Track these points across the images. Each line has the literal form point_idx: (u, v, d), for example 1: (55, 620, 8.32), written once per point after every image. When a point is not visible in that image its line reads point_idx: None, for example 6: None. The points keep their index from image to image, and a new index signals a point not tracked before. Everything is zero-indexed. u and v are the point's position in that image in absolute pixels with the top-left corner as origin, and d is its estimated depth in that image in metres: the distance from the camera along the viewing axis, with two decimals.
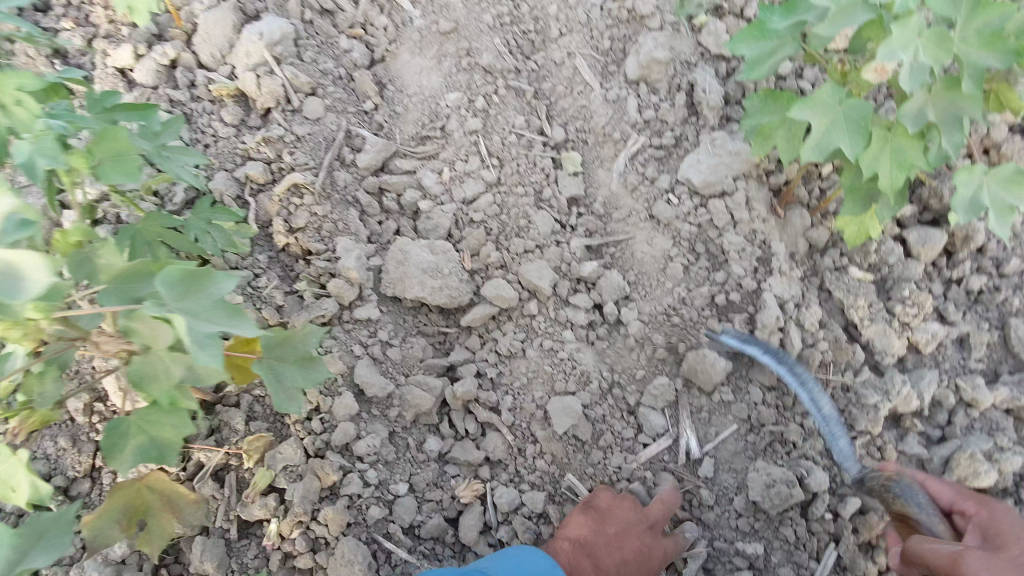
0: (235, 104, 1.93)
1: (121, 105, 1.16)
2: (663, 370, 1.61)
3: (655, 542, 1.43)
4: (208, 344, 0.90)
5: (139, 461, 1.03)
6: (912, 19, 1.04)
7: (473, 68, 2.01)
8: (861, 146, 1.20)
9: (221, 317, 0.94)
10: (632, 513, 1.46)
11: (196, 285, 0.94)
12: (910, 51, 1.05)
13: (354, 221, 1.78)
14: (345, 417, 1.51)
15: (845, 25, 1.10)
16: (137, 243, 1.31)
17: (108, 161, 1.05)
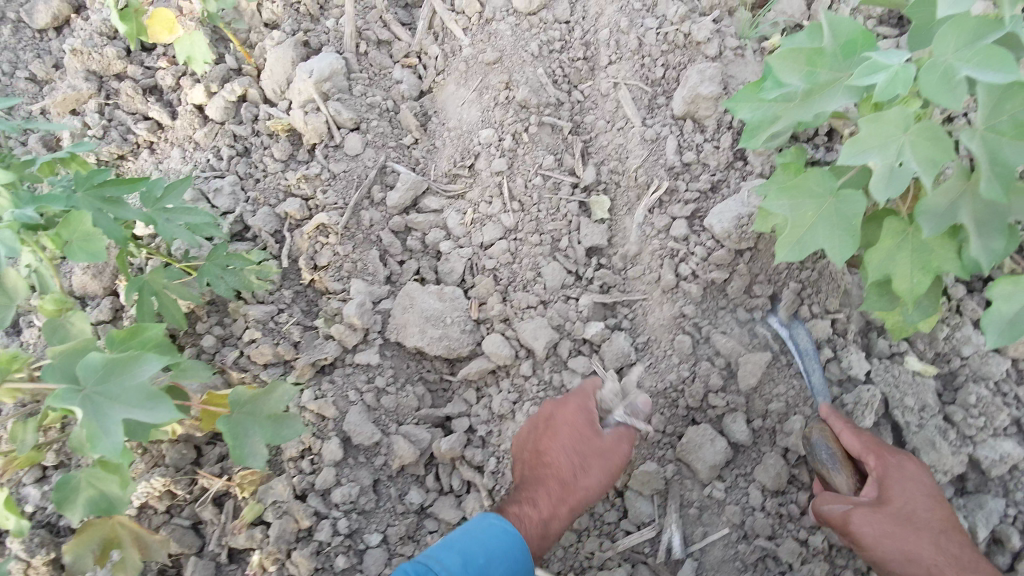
0: (287, 138, 2.04)
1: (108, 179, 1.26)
2: (654, 455, 1.46)
3: (563, 409, 1.41)
4: (111, 430, 1.02)
5: (88, 512, 1.16)
6: (890, 111, 0.86)
7: (510, 102, 1.92)
8: (851, 249, 0.99)
9: (134, 401, 1.03)
10: (529, 422, 1.45)
11: (121, 369, 1.05)
12: (888, 152, 0.86)
13: (374, 261, 1.83)
14: (330, 461, 1.57)
15: (818, 109, 1.01)
16: (144, 292, 1.45)
17: (75, 244, 1.16)
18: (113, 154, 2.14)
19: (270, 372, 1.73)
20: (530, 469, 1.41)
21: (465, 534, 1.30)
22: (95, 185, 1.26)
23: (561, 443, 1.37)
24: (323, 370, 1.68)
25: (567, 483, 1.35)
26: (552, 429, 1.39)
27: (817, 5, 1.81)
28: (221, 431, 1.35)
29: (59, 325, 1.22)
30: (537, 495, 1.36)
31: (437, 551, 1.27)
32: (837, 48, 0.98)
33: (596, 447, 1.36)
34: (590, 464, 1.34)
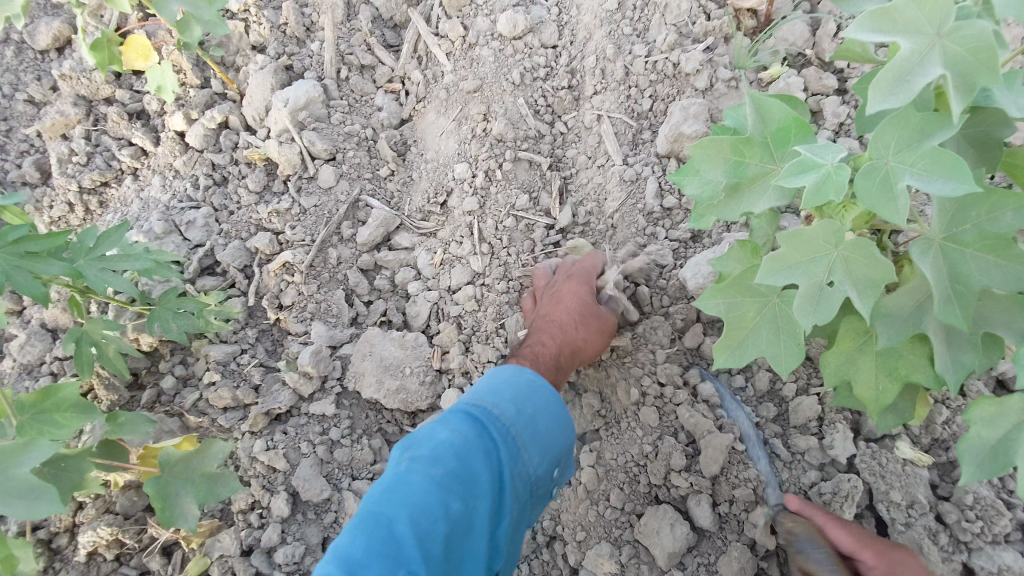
0: (263, 169, 1.97)
1: (23, 237, 1.29)
2: (609, 535, 1.35)
3: (567, 285, 1.51)
4: None
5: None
6: (815, 229, 0.82)
7: (487, 135, 1.82)
8: (791, 354, 0.99)
9: (12, 493, 1.02)
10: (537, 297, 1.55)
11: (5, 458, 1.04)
12: (817, 269, 0.84)
13: (338, 302, 1.76)
14: (278, 517, 1.52)
15: (745, 208, 0.96)
16: (82, 342, 1.49)
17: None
18: (96, 181, 2.10)
19: (228, 417, 1.66)
20: (536, 326, 1.48)
21: (507, 379, 1.25)
22: (11, 242, 1.28)
23: (569, 301, 1.46)
24: (277, 419, 1.62)
25: (568, 332, 1.41)
26: (559, 294, 1.49)
27: (821, 32, 1.64)
28: (149, 494, 1.31)
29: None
30: (542, 337, 1.42)
31: (479, 393, 1.22)
32: (768, 138, 0.93)
33: (596, 316, 1.45)
34: (589, 326, 1.43)
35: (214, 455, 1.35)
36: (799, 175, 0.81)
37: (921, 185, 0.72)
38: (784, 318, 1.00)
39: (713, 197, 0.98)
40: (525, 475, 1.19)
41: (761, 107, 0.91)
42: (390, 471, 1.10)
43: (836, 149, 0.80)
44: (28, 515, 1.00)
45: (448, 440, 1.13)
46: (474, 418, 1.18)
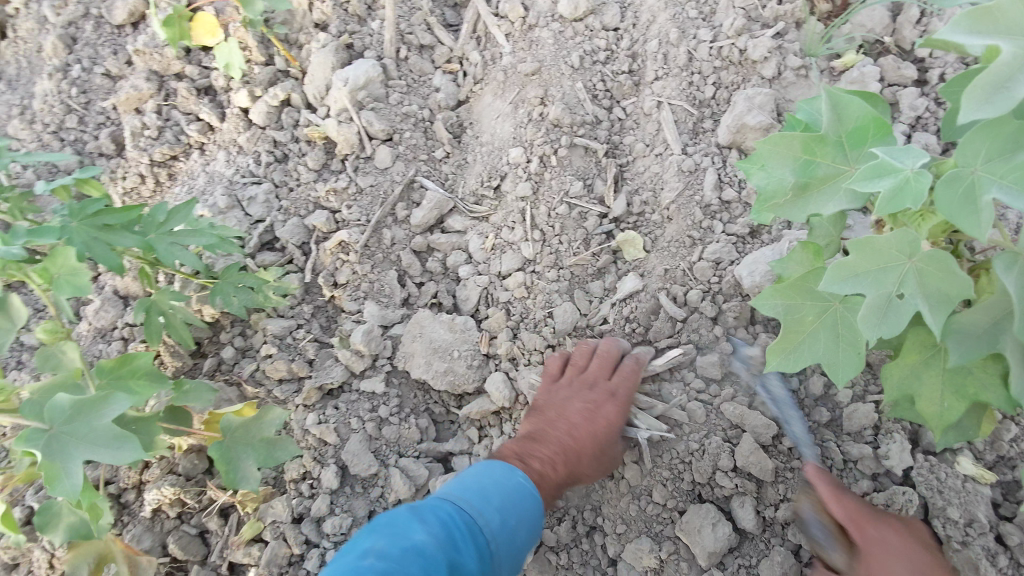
0: (322, 147, 2.01)
1: (102, 210, 1.33)
2: (649, 530, 1.37)
3: (603, 398, 1.41)
4: (73, 472, 1.09)
5: (70, 536, 1.28)
6: (890, 239, 0.85)
7: (543, 120, 1.81)
8: (846, 367, 1.01)
9: (101, 441, 1.10)
10: (564, 382, 1.45)
11: (88, 413, 1.12)
12: (887, 281, 0.86)
13: (391, 283, 1.79)
14: (327, 489, 1.58)
15: (811, 210, 0.97)
16: (151, 312, 1.55)
17: (61, 278, 1.30)
18: (166, 154, 2.18)
19: (283, 388, 1.73)
20: (554, 430, 1.38)
21: (495, 484, 1.25)
22: (89, 215, 1.32)
23: (599, 429, 1.37)
24: (328, 393, 1.67)
25: (581, 460, 1.35)
26: (593, 410, 1.40)
27: (902, 18, 1.56)
28: (213, 457, 1.38)
29: (52, 353, 1.30)
30: (555, 456, 1.34)
31: (459, 493, 1.22)
32: (843, 138, 0.94)
33: (614, 457, 1.38)
34: (603, 463, 1.37)
35: (275, 422, 1.41)
36: (875, 179, 0.82)
37: (1009, 199, 0.76)
38: (845, 327, 1.01)
39: (781, 194, 0.99)
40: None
41: (838, 103, 0.92)
42: (354, 560, 1.06)
43: (917, 153, 0.81)
44: (112, 462, 1.09)
45: (421, 544, 1.09)
46: (453, 522, 1.16)
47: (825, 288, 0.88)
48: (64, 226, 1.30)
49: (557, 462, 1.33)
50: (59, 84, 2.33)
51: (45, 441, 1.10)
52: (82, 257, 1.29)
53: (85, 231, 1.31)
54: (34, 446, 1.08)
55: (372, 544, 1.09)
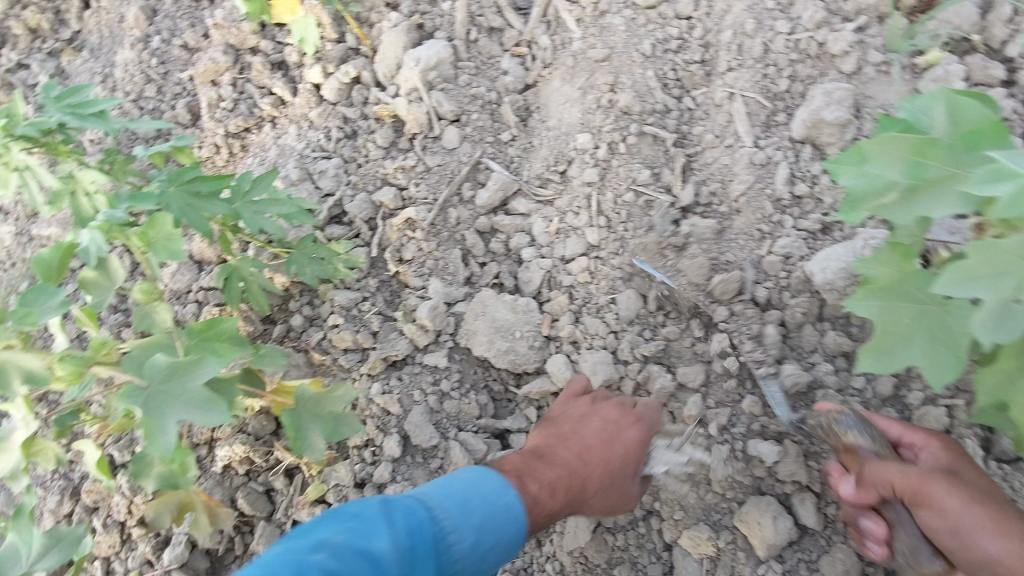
0: (390, 125, 2.06)
1: (197, 177, 1.39)
2: (708, 518, 1.41)
3: (622, 428, 1.37)
4: (166, 430, 1.14)
5: (159, 485, 1.36)
6: (1006, 246, 0.97)
7: (612, 107, 1.82)
8: (937, 370, 1.07)
9: (191, 403, 1.15)
10: (586, 408, 1.42)
11: (183, 373, 1.18)
12: (1000, 283, 0.97)
13: (455, 261, 1.83)
14: (389, 457, 1.64)
15: (919, 211, 1.06)
16: (232, 277, 1.63)
17: (158, 242, 1.28)
18: (240, 126, 2.26)
19: (348, 358, 1.79)
20: (565, 449, 1.32)
21: (486, 498, 1.18)
22: (185, 181, 1.39)
23: (615, 456, 1.32)
24: (393, 365, 1.73)
25: (586, 484, 1.28)
26: (613, 433, 1.35)
27: (992, 17, 1.53)
28: (284, 423, 1.44)
29: (147, 313, 1.36)
30: (558, 478, 1.27)
31: (441, 499, 1.16)
32: (953, 143, 1.07)
33: (626, 491, 1.33)
34: (611, 494, 1.32)
35: (344, 397, 1.46)
36: (993, 183, 0.93)
37: None
38: (939, 332, 1.09)
39: (888, 195, 1.09)
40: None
41: (957, 110, 1.08)
42: (303, 550, 1.01)
43: None
44: (200, 425, 1.14)
45: (379, 551, 1.03)
46: (420, 535, 1.09)
47: (942, 290, 0.98)
48: (163, 191, 1.36)
49: (558, 486, 1.25)
50: (140, 54, 2.42)
51: (143, 397, 1.16)
52: (180, 222, 1.34)
53: (181, 196, 1.38)
54: (135, 403, 1.15)
55: (328, 537, 1.03)
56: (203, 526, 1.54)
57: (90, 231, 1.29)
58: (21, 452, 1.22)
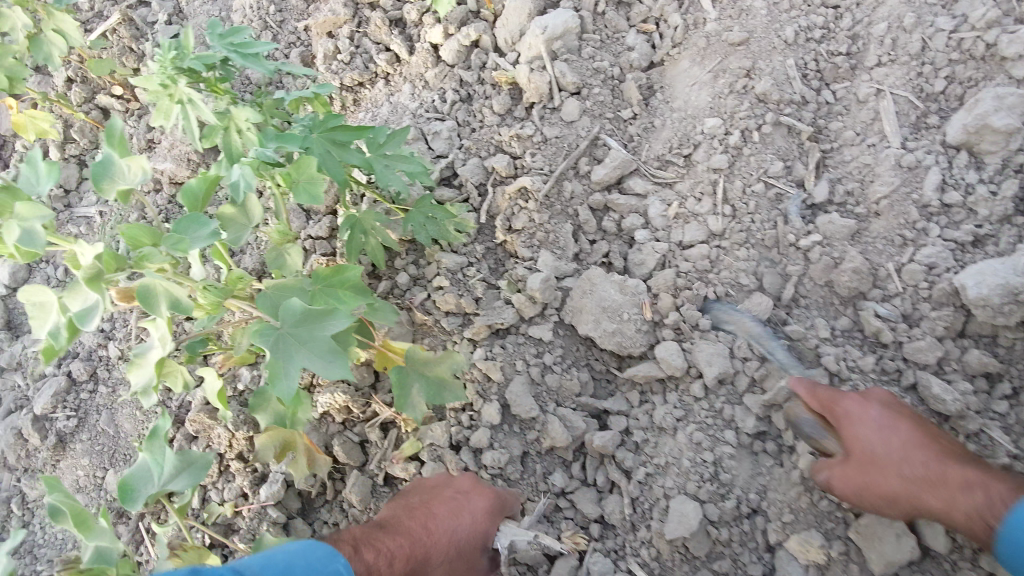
0: (508, 92, 2.03)
1: (340, 125, 1.40)
2: (820, 526, 1.40)
3: (474, 493, 1.48)
4: (289, 374, 1.15)
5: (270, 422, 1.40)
6: None
7: (747, 93, 1.76)
8: None
9: (316, 352, 1.15)
10: (445, 480, 1.53)
11: (314, 320, 1.18)
12: None
13: (565, 236, 1.81)
14: (487, 423, 1.65)
15: None
16: (355, 230, 1.63)
17: (301, 183, 1.31)
18: (354, 80, 2.25)
19: (450, 321, 1.79)
20: (411, 519, 1.41)
21: (307, 566, 1.17)
22: (329, 128, 1.41)
23: (462, 527, 1.40)
24: (497, 333, 1.74)
25: (428, 552, 1.36)
26: (462, 504, 1.44)
27: None
28: (391, 380, 1.46)
29: (279, 254, 1.40)
30: (397, 551, 1.33)
31: (258, 569, 1.14)
32: None
33: (471, 561, 1.44)
34: (456, 562, 1.41)
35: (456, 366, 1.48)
36: None
37: None
38: None
39: None
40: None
41: None
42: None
43: None
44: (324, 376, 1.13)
45: None
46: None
47: None
48: (306, 135, 1.38)
49: (396, 558, 1.32)
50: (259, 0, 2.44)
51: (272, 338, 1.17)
52: (319, 168, 1.37)
53: (322, 141, 1.39)
54: (265, 341, 1.16)
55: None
56: (302, 466, 1.61)
57: (241, 166, 1.28)
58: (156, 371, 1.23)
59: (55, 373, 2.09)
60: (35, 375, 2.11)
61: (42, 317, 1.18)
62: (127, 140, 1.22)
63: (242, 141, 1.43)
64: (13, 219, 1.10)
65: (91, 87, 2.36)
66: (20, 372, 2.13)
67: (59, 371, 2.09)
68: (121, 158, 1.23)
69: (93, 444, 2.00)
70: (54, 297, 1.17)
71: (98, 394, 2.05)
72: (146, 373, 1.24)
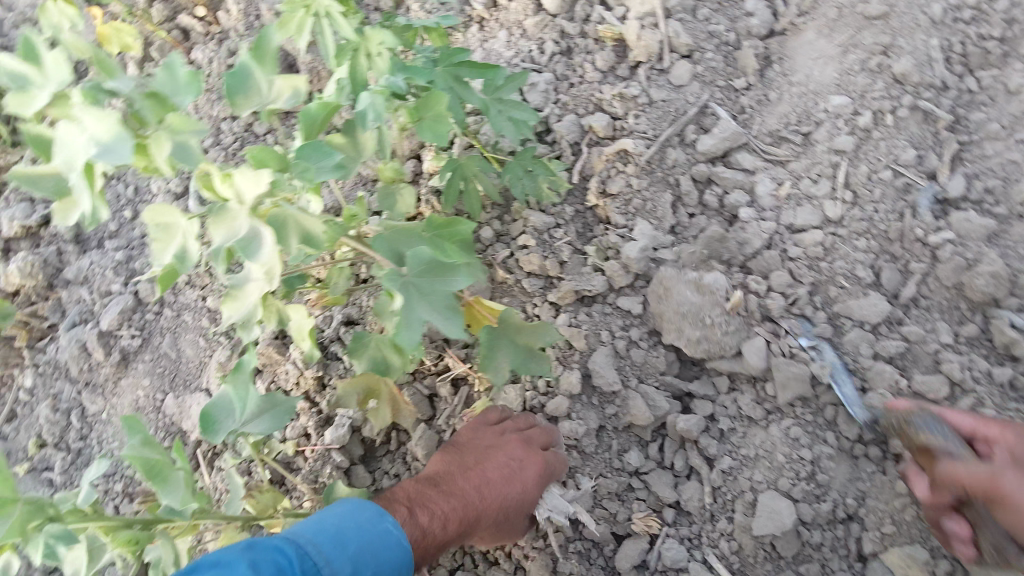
0: (613, 49, 1.90)
1: (465, 63, 1.43)
2: (922, 541, 1.34)
3: (527, 456, 1.41)
4: (413, 326, 1.10)
5: (368, 368, 1.43)
6: None
7: (882, 72, 1.63)
8: None
9: (438, 307, 1.10)
10: (493, 436, 1.46)
11: (437, 273, 1.13)
12: None
13: (664, 205, 1.70)
14: (566, 391, 1.58)
15: None
16: (455, 174, 1.57)
17: (427, 121, 1.29)
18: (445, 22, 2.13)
19: (531, 283, 1.70)
20: (464, 480, 1.37)
21: (360, 531, 1.17)
22: (453, 64, 1.43)
23: (514, 493, 1.37)
24: (582, 300, 1.66)
25: (478, 516, 1.33)
26: (515, 469, 1.38)
27: None
28: (482, 342, 1.35)
29: (390, 194, 1.43)
30: (451, 515, 1.30)
31: (312, 536, 1.14)
32: None
33: (514, 524, 1.41)
34: (502, 525, 1.39)
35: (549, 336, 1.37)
36: None
37: None
38: None
39: None
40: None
41: None
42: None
43: None
44: (444, 332, 1.09)
45: None
46: (291, 568, 1.09)
47: None
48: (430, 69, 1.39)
49: (451, 520, 1.30)
50: None
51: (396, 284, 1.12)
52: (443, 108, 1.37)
53: (447, 75, 1.43)
54: (391, 287, 1.10)
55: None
56: (384, 415, 1.55)
57: (372, 95, 1.22)
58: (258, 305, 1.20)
59: (122, 292, 2.07)
60: (102, 291, 2.08)
61: (165, 240, 1.15)
62: (277, 57, 1.17)
63: (368, 65, 1.35)
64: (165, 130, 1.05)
65: (173, 5, 2.26)
66: (86, 287, 2.11)
67: (125, 290, 2.06)
68: (266, 76, 1.18)
69: (155, 366, 1.98)
70: (183, 218, 1.15)
71: (163, 316, 2.02)
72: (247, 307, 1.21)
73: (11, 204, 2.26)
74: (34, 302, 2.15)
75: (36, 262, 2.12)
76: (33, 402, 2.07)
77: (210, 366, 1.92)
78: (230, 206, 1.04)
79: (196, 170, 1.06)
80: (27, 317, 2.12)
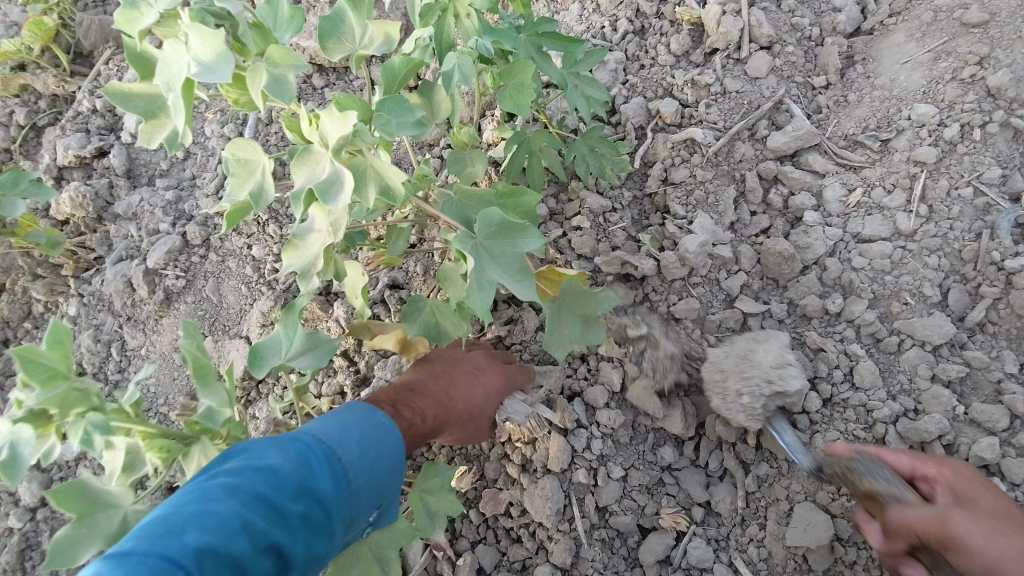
0: (689, 32, 1.83)
1: (550, 33, 1.42)
2: None
3: (489, 371, 1.50)
4: (484, 289, 1.07)
5: (419, 331, 1.41)
6: None
7: (974, 83, 1.55)
8: None
9: (510, 270, 1.09)
10: (461, 354, 1.54)
11: (508, 234, 1.10)
12: None
13: (727, 199, 1.65)
14: (607, 379, 1.56)
15: None
16: (521, 148, 1.53)
17: (509, 89, 1.31)
18: None
19: (581, 264, 1.66)
20: (435, 383, 1.43)
21: (359, 422, 1.19)
22: (538, 33, 1.42)
23: (477, 395, 1.44)
24: (631, 284, 1.64)
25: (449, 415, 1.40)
26: (477, 377, 1.47)
27: None
28: (545, 314, 1.33)
29: (460, 159, 1.41)
30: (426, 409, 1.37)
31: (320, 426, 1.15)
32: None
33: (479, 426, 1.49)
34: (468, 426, 1.46)
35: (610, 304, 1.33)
36: None
37: None
38: None
39: None
40: (347, 515, 1.11)
41: None
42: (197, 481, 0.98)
43: None
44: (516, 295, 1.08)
45: (273, 467, 1.02)
46: (311, 450, 1.09)
47: None
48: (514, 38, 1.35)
49: (426, 415, 1.37)
50: None
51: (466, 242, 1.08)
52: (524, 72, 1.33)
53: (531, 43, 1.42)
54: (465, 247, 1.07)
55: (224, 467, 1.01)
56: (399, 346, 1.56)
57: (460, 56, 1.23)
58: (320, 257, 1.20)
59: (169, 232, 2.06)
60: (149, 229, 2.08)
61: (243, 177, 1.15)
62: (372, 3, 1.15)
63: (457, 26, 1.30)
64: (264, 62, 1.03)
65: None
66: (134, 223, 2.12)
67: (172, 230, 2.06)
68: (360, 20, 1.16)
69: (196, 308, 1.99)
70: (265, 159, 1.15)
71: (208, 260, 2.02)
72: (308, 258, 1.20)
73: (68, 133, 2.27)
74: (83, 232, 2.17)
75: (86, 193, 2.13)
76: (75, 330, 2.11)
77: (251, 314, 1.92)
78: (315, 149, 1.04)
79: (285, 105, 1.02)
80: (75, 247, 2.15)
